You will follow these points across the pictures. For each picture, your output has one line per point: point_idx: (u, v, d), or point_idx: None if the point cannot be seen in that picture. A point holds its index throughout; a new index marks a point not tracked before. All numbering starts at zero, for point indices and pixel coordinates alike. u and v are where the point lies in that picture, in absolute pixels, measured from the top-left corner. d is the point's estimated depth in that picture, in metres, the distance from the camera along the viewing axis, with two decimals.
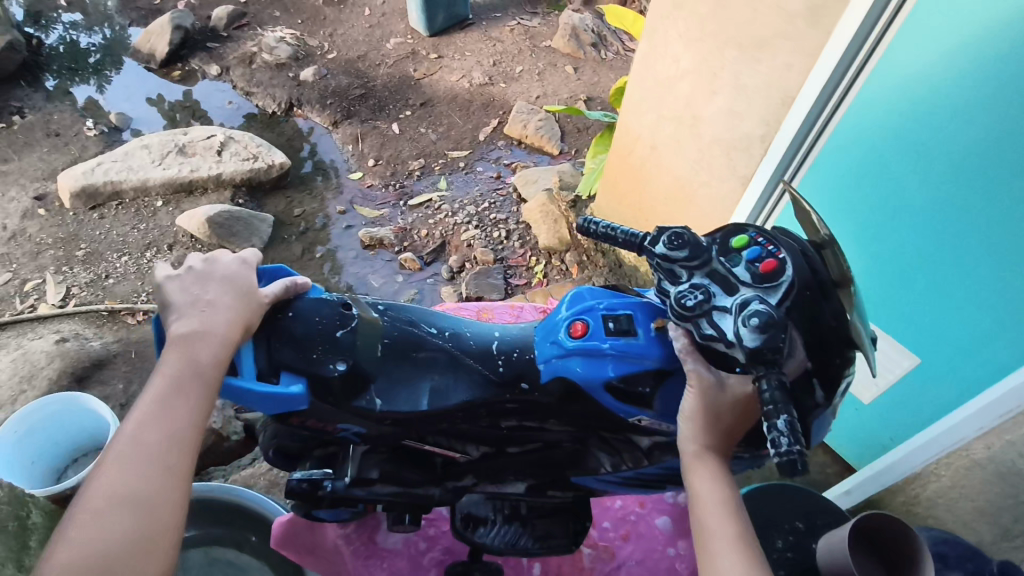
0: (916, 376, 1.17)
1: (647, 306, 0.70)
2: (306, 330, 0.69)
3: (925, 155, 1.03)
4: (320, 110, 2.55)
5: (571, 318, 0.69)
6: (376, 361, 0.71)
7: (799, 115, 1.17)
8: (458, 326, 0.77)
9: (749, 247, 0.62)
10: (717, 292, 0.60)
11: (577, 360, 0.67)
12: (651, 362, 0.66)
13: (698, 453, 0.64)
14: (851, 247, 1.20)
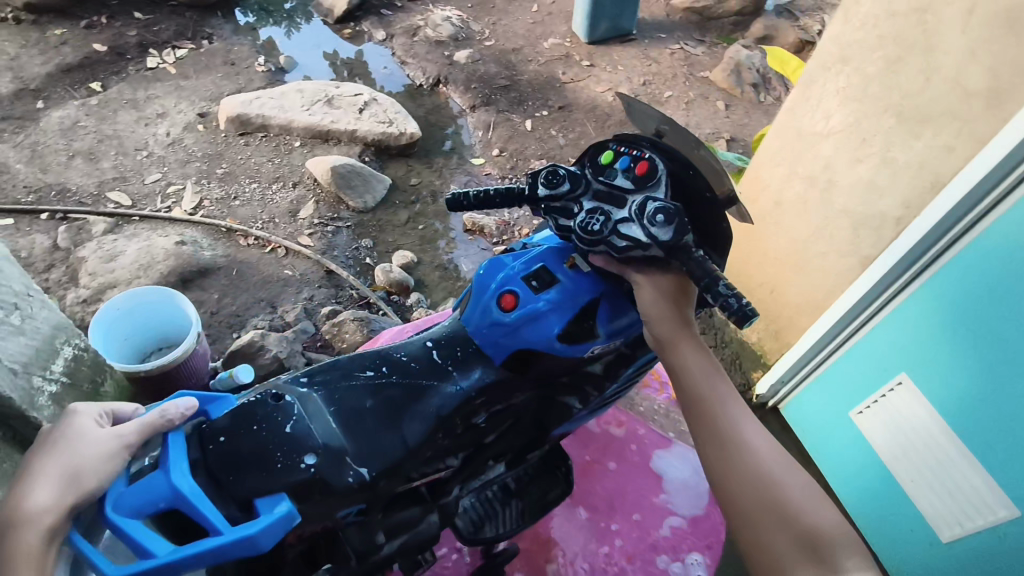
0: (1006, 532, 1.04)
1: (552, 252, 0.78)
2: (256, 447, 0.64)
3: None
4: (462, 92, 2.63)
5: (497, 289, 0.75)
6: (336, 433, 0.67)
7: (947, 207, 1.05)
8: (384, 351, 0.77)
9: (617, 160, 0.70)
10: (611, 210, 0.69)
11: (524, 329, 0.74)
12: (585, 297, 0.75)
13: (670, 332, 0.71)
14: (962, 366, 1.07)
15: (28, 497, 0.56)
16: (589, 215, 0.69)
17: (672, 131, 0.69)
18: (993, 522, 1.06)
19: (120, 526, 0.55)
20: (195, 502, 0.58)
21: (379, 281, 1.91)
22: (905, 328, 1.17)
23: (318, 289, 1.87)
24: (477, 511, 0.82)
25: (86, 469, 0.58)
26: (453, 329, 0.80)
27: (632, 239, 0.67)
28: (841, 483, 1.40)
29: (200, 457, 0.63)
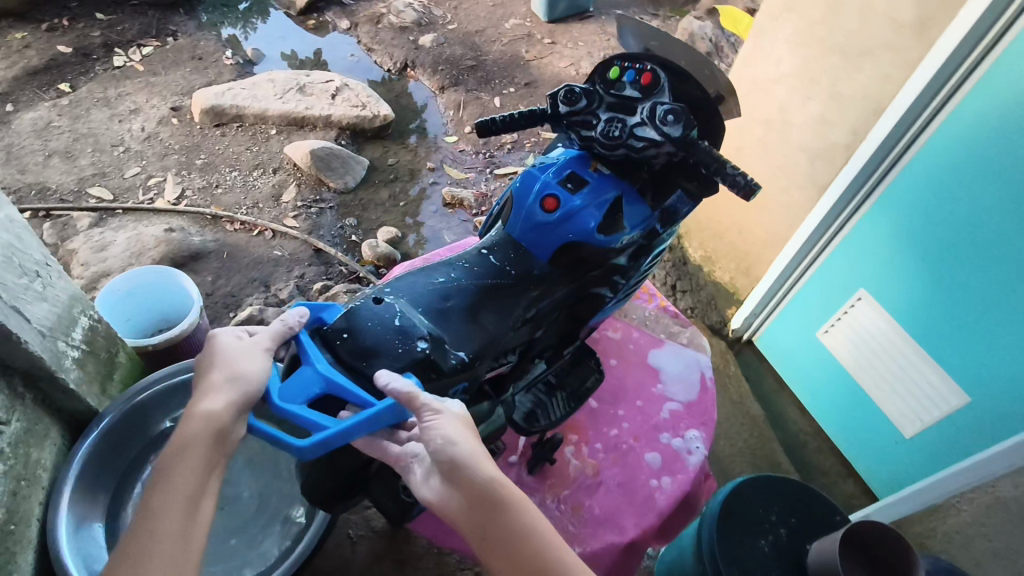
0: (958, 416, 1.18)
1: (575, 160, 0.94)
2: (375, 340, 0.79)
3: (1006, 186, 1.03)
4: (430, 75, 2.70)
5: (539, 195, 0.91)
6: (432, 323, 0.83)
7: (888, 129, 1.18)
8: (449, 262, 0.92)
9: (623, 74, 0.89)
10: (625, 117, 0.88)
11: (565, 225, 0.89)
12: (610, 194, 0.92)
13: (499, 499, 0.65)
14: (915, 270, 1.20)
15: (206, 400, 0.69)
16: (610, 122, 0.88)
17: (661, 44, 0.91)
18: (949, 411, 1.19)
19: (297, 412, 0.72)
20: (340, 386, 0.74)
21: (367, 256, 1.97)
22: (862, 245, 1.30)
23: (309, 266, 1.93)
24: (529, 405, 1.02)
25: (244, 377, 0.71)
26: (502, 237, 0.95)
27: (645, 136, 0.86)
28: (813, 398, 1.53)
29: (331, 353, 0.79)
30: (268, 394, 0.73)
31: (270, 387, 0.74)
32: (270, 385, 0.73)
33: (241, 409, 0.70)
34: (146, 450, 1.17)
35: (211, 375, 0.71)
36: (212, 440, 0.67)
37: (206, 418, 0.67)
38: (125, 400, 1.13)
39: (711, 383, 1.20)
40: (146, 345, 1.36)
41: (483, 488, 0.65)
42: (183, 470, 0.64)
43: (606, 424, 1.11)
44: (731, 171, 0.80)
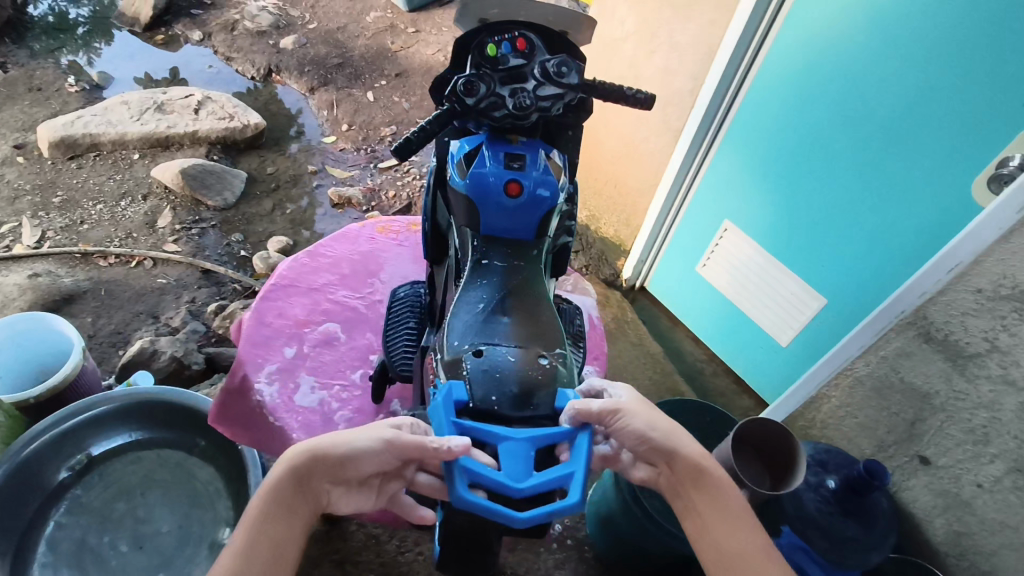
0: (820, 316, 1.33)
1: (490, 141, 0.83)
2: (518, 383, 0.67)
3: (830, 105, 1.16)
4: (297, 77, 2.63)
5: (499, 187, 0.80)
6: (516, 339, 0.73)
7: (721, 69, 1.29)
8: (469, 290, 0.80)
9: (501, 46, 0.80)
10: (523, 84, 0.80)
11: (537, 203, 0.82)
12: (545, 153, 0.85)
13: (694, 469, 0.68)
14: (768, 193, 1.34)
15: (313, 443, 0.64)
16: (515, 95, 0.80)
17: (502, 10, 0.85)
18: (812, 315, 1.35)
19: (542, 477, 0.57)
20: (549, 433, 0.62)
21: (260, 268, 1.92)
22: (720, 179, 1.43)
23: (199, 290, 1.85)
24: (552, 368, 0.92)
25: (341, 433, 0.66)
26: (479, 243, 0.84)
27: (554, 95, 0.81)
28: (702, 328, 1.67)
29: (500, 416, 0.65)
30: (503, 482, 0.56)
31: (495, 482, 0.57)
32: (496, 481, 0.56)
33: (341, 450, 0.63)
34: (46, 503, 1.11)
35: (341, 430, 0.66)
36: (291, 481, 0.62)
37: (279, 459, 0.64)
38: (10, 458, 1.04)
39: (600, 323, 1.28)
40: (27, 397, 1.28)
41: (695, 480, 0.68)
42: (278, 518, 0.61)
43: None
44: (632, 91, 0.82)
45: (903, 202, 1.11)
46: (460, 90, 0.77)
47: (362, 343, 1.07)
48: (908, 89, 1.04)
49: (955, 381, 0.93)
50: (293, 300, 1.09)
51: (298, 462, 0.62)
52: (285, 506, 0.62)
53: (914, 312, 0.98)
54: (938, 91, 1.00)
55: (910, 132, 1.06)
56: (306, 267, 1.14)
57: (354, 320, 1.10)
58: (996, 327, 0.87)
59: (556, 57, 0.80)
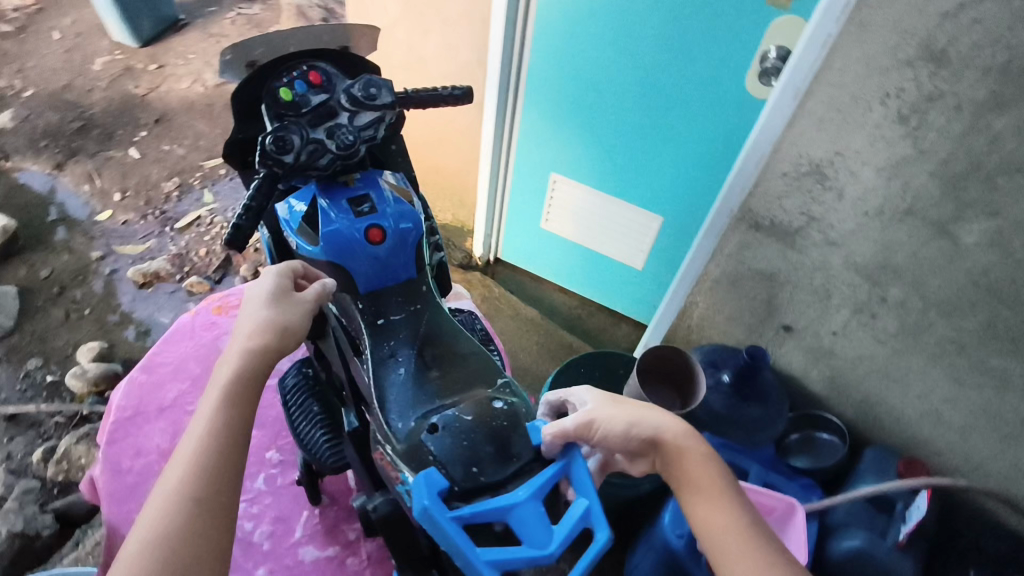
0: (664, 231, 1.44)
1: (326, 189, 0.74)
2: (487, 444, 0.57)
3: (605, 44, 1.21)
4: (35, 157, 2.22)
5: (359, 237, 0.71)
6: (453, 401, 0.63)
7: (498, 35, 1.27)
8: (375, 360, 0.68)
9: (295, 88, 0.71)
10: (337, 121, 0.72)
11: (403, 236, 0.73)
12: (387, 181, 0.77)
13: (676, 451, 0.61)
14: (581, 139, 1.39)
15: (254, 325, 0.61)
16: (332, 135, 0.71)
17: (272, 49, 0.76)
18: (656, 234, 1.46)
19: (570, 522, 0.50)
20: (547, 474, 0.55)
21: (79, 388, 1.63)
22: (534, 139, 1.45)
23: (12, 442, 1.54)
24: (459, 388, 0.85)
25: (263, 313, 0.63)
26: (364, 303, 0.72)
27: (374, 121, 0.73)
28: (567, 278, 1.74)
29: (490, 485, 0.55)
30: (537, 555, 0.49)
31: (526, 561, 0.49)
32: (527, 558, 0.49)
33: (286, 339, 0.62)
34: None
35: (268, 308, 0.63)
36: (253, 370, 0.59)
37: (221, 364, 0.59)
38: None
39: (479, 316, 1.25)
40: None
41: (707, 462, 0.60)
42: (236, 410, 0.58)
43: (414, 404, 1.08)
44: (445, 90, 0.78)
45: (697, 114, 1.21)
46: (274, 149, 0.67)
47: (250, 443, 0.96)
48: (663, 16, 1.11)
49: (790, 255, 1.05)
50: (148, 429, 0.95)
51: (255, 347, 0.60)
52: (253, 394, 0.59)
53: (740, 210, 1.07)
54: (690, 13, 1.08)
55: (679, 53, 1.14)
56: (146, 387, 0.99)
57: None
58: (807, 202, 0.96)
59: (358, 80, 0.73)
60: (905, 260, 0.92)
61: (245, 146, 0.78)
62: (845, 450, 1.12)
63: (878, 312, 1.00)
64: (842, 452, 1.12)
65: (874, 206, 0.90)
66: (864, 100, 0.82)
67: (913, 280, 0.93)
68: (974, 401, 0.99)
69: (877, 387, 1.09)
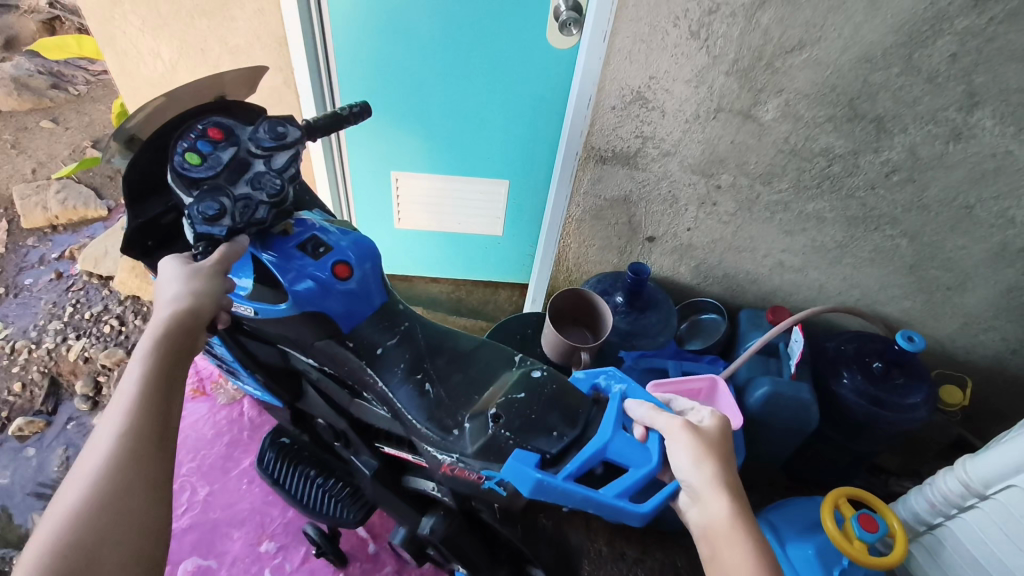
0: (515, 190, 1.52)
1: (270, 246, 0.74)
2: (554, 411, 0.76)
3: (414, 34, 1.23)
4: None
5: (327, 280, 0.75)
6: (496, 393, 0.78)
7: (300, 53, 1.21)
8: (402, 383, 0.78)
9: (199, 149, 0.67)
10: (254, 171, 0.69)
11: (363, 264, 0.78)
12: (320, 220, 0.80)
13: (730, 523, 0.62)
14: (414, 133, 1.41)
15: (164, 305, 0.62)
16: (258, 184, 0.68)
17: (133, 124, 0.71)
18: (507, 198, 1.54)
19: (654, 450, 0.71)
20: (612, 412, 0.75)
21: None
22: (366, 145, 1.44)
23: None
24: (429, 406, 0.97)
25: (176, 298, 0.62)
26: (351, 345, 0.79)
27: (292, 158, 0.70)
28: (435, 267, 1.77)
29: (571, 442, 0.74)
30: (637, 474, 0.69)
31: (639, 478, 0.69)
32: (639, 476, 0.69)
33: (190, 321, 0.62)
34: None
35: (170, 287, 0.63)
36: (165, 356, 0.60)
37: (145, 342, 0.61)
38: None
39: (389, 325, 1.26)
40: None
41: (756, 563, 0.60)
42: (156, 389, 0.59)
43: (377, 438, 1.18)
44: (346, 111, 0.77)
45: (515, 75, 1.28)
46: (207, 218, 0.65)
47: (237, 546, 1.04)
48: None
49: (636, 175, 1.18)
50: None
51: (166, 334, 0.60)
52: (164, 386, 0.60)
53: (583, 151, 1.16)
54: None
55: (482, 26, 1.20)
56: None
57: (208, 534, 1.05)
58: (638, 125, 1.09)
59: (261, 123, 0.70)
60: (726, 150, 1.09)
61: (146, 229, 0.76)
62: (727, 323, 1.30)
63: (717, 200, 1.18)
64: (725, 325, 1.30)
65: (691, 113, 1.05)
66: (661, 26, 0.95)
67: (736, 164, 1.11)
68: (804, 244, 1.21)
69: (735, 260, 1.28)
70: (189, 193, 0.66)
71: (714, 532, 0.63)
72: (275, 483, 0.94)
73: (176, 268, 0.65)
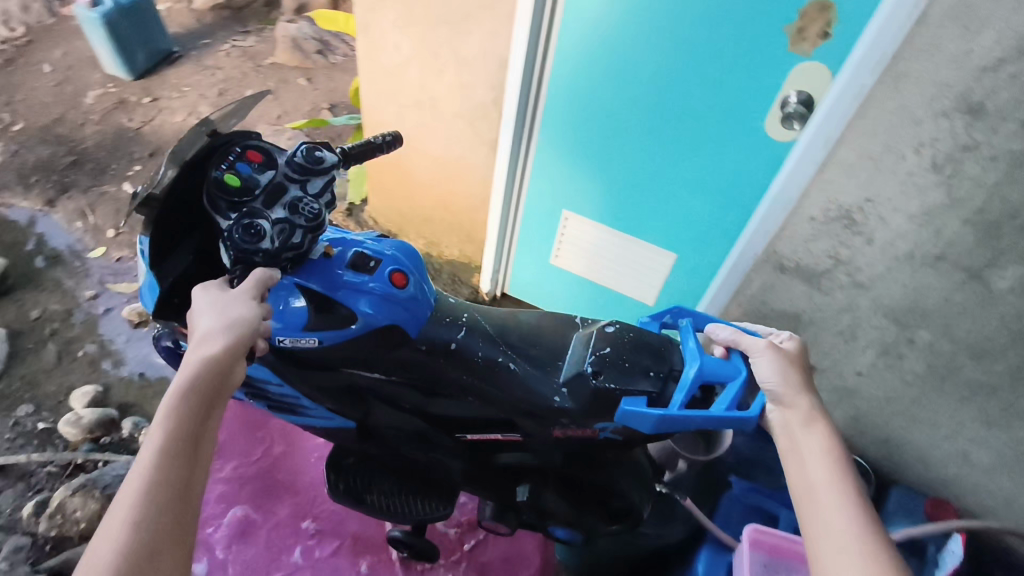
0: (680, 267, 1.43)
1: (322, 263, 0.74)
2: (639, 355, 0.77)
3: (631, 85, 1.21)
4: (25, 191, 2.06)
5: (386, 288, 0.74)
6: (578, 339, 0.82)
7: (517, 77, 1.28)
8: (491, 359, 0.80)
9: (238, 173, 0.64)
10: (292, 195, 0.66)
11: (414, 275, 0.78)
12: (350, 237, 0.79)
13: (808, 415, 0.68)
14: (597, 178, 1.39)
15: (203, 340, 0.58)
16: (296, 209, 0.66)
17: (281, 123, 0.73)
18: (670, 270, 1.45)
19: (742, 367, 0.74)
20: (693, 344, 0.78)
21: (72, 437, 1.43)
22: (549, 176, 1.45)
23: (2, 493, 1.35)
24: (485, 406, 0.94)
25: (210, 335, 0.58)
26: (425, 346, 0.79)
27: (329, 182, 0.69)
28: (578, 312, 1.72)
29: (666, 377, 0.76)
30: (738, 381, 0.73)
31: (740, 385, 0.72)
32: (740, 386, 0.72)
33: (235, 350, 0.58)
34: None
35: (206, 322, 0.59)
36: (200, 398, 0.55)
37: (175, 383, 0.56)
38: None
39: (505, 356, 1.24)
40: None
41: (830, 442, 0.66)
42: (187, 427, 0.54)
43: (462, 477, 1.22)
44: (379, 141, 0.76)
45: (719, 153, 1.20)
46: (254, 242, 0.63)
47: (283, 514, 1.11)
48: (670, 57, 1.13)
49: (816, 296, 1.05)
50: None
51: (202, 372, 0.56)
52: (191, 439, 0.54)
53: (765, 253, 1.07)
54: (708, 54, 1.09)
55: (696, 94, 1.15)
56: None
57: (265, 489, 1.13)
58: (836, 245, 0.97)
59: (300, 146, 0.67)
60: (934, 304, 0.92)
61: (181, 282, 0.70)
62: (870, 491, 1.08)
63: (905, 353, 1.00)
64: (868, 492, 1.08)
65: (904, 251, 0.90)
66: (898, 148, 0.83)
67: (943, 324, 0.93)
68: (1002, 442, 0.98)
69: (904, 427, 1.08)
70: (229, 216, 0.64)
71: (793, 426, 0.68)
72: (356, 503, 0.91)
73: (214, 300, 0.62)
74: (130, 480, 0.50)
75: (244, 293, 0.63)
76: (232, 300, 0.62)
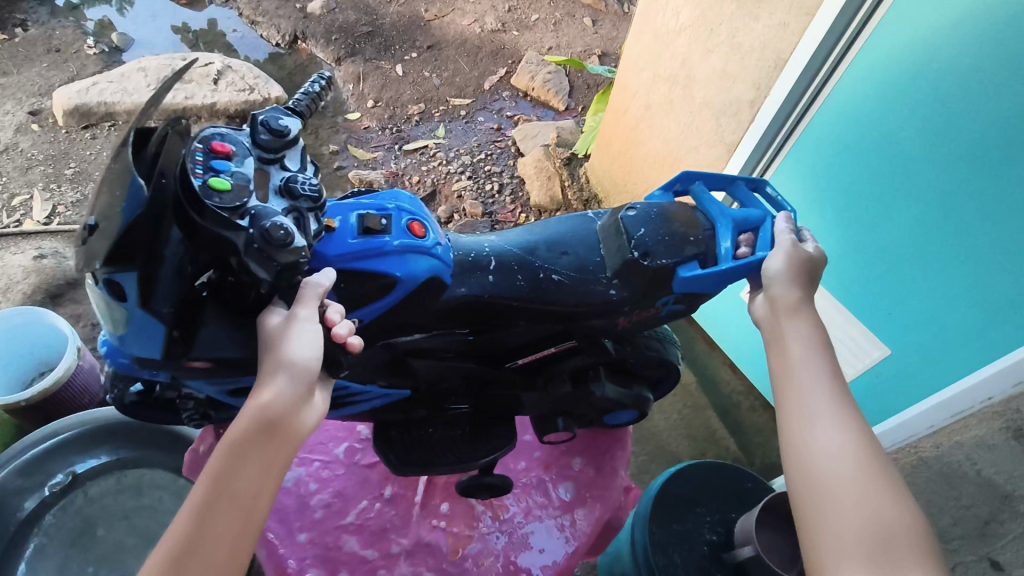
0: (887, 367, 1.14)
1: (336, 231, 0.68)
2: (676, 232, 0.77)
3: (925, 135, 0.96)
4: (324, 45, 2.35)
5: (406, 236, 0.70)
6: (604, 227, 0.81)
7: (789, 81, 1.11)
8: (536, 264, 0.79)
9: (219, 179, 0.57)
10: (278, 182, 0.61)
11: (428, 224, 0.74)
12: (341, 201, 0.73)
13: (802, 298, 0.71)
14: (832, 225, 1.16)
15: (261, 384, 0.57)
16: (292, 192, 0.61)
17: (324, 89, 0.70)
18: (873, 364, 1.17)
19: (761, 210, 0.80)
20: (713, 203, 0.80)
21: None
22: None
23: None
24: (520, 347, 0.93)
25: (271, 377, 0.57)
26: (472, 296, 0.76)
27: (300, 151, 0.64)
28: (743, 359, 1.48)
29: (709, 233, 0.78)
30: (766, 227, 0.78)
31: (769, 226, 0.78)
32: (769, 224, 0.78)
33: (297, 388, 0.57)
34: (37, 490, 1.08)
35: (264, 365, 0.58)
36: (257, 447, 0.55)
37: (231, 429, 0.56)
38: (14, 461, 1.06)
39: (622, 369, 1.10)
40: (16, 401, 1.16)
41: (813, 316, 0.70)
42: (242, 476, 0.54)
43: (511, 457, 1.04)
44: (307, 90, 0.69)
45: (1006, 255, 0.91)
46: (286, 240, 0.56)
47: None
48: (997, 120, 0.87)
49: None
50: None
51: (255, 420, 0.55)
52: (244, 488, 0.54)
53: (1005, 400, 0.85)
54: None
55: (990, 187, 0.90)
56: None
57: None
58: None
59: (254, 123, 0.60)
60: None
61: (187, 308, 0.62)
62: None
63: None
64: None
65: None
66: None
67: None
68: None
69: None
70: (242, 224, 0.56)
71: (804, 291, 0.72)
72: (425, 469, 0.85)
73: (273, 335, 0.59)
74: (175, 530, 0.53)
75: (300, 322, 0.59)
76: (289, 338, 0.58)
